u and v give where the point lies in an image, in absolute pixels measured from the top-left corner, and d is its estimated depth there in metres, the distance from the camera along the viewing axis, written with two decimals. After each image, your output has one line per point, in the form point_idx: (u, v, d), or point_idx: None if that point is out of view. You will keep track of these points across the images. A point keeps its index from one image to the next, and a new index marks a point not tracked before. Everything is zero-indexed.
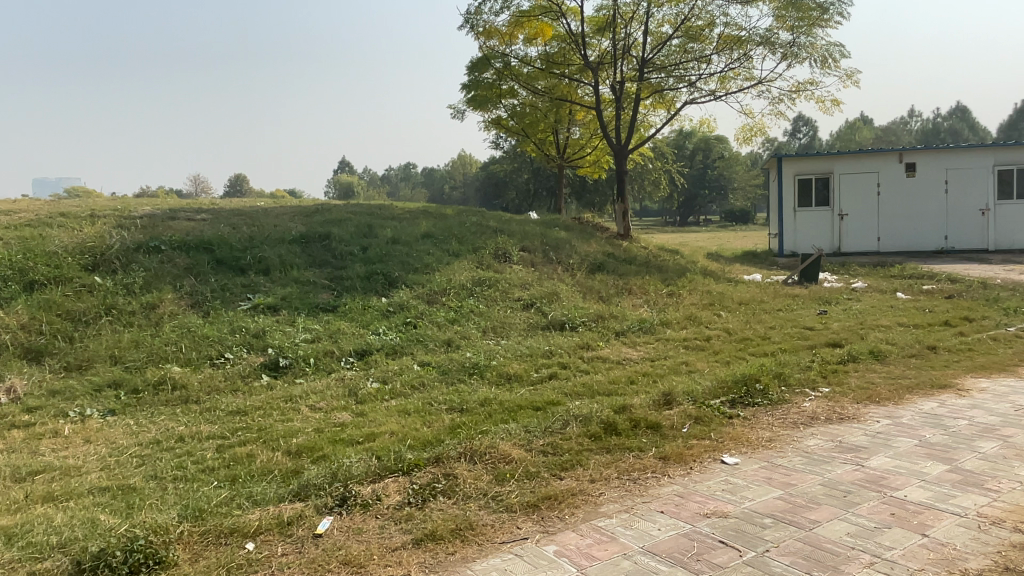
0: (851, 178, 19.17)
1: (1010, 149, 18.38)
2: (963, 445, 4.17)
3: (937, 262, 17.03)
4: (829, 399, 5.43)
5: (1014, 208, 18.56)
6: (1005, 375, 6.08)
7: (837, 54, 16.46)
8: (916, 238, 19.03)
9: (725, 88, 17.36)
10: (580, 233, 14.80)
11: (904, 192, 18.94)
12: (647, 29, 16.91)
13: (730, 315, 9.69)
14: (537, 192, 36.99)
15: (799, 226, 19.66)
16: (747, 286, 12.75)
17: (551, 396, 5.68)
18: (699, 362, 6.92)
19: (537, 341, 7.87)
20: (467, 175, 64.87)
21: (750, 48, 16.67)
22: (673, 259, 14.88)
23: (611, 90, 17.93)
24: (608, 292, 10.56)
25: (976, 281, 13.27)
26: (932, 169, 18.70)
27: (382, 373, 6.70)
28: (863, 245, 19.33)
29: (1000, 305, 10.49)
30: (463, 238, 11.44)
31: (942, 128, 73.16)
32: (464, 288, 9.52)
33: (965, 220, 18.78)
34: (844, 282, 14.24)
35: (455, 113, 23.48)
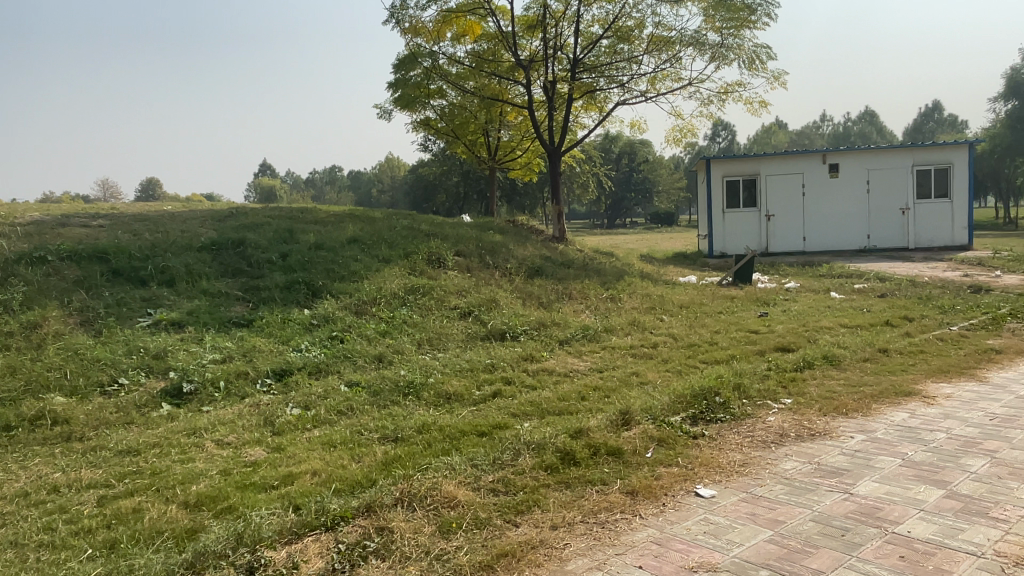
0: (778, 178, 19.42)
1: (928, 150, 18.92)
2: (951, 464, 3.82)
3: (863, 260, 17.39)
4: (795, 412, 5.03)
5: (931, 207, 19.14)
6: (964, 378, 5.88)
7: (764, 56, 16.56)
8: (840, 237, 19.44)
9: (656, 89, 17.18)
10: (515, 236, 14.29)
11: (828, 192, 19.31)
12: (577, 29, 16.55)
13: (675, 319, 9.34)
14: (467, 195, 36.35)
15: (729, 226, 19.80)
16: (686, 289, 12.52)
17: (495, 418, 5.08)
18: (650, 372, 6.46)
19: (476, 354, 7.26)
20: (394, 179, 63.63)
21: (679, 49, 16.57)
22: (610, 262, 14.55)
23: (542, 90, 17.48)
24: (548, 297, 10.06)
25: (904, 280, 13.47)
26: (855, 169, 19.11)
27: (302, 397, 5.94)
28: (791, 245, 19.62)
29: (933, 303, 10.57)
30: (393, 243, 10.72)
31: (852, 133, 76.71)
32: (394, 296, 8.81)
33: (886, 219, 19.27)
34: (778, 283, 14.23)
35: (382, 112, 22.62)
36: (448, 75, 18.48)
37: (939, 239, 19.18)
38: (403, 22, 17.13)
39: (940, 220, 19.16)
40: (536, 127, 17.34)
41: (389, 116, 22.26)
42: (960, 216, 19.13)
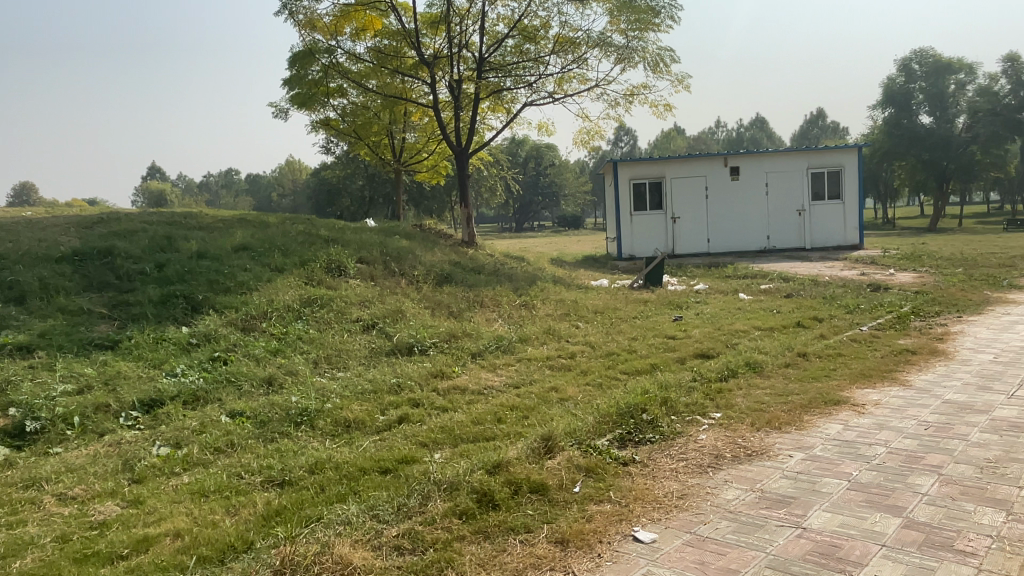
0: (683, 181, 19.65)
1: (821, 153, 19.60)
2: (900, 483, 3.52)
3: (765, 261, 17.79)
4: (727, 428, 4.67)
5: (825, 208, 19.88)
6: (887, 382, 5.74)
7: (668, 58, 16.64)
8: (742, 238, 19.88)
9: (563, 91, 16.93)
10: (423, 242, 13.61)
11: (730, 194, 19.71)
12: (482, 27, 16.03)
13: (590, 325, 8.96)
14: (373, 200, 35.22)
15: (637, 229, 19.87)
16: (598, 293, 12.24)
17: (400, 450, 4.46)
18: (569, 387, 5.99)
19: (380, 372, 6.58)
20: (296, 182, 61.19)
21: (585, 51, 16.40)
22: (521, 267, 14.13)
23: (447, 90, 16.87)
24: (458, 306, 9.47)
25: (806, 280, 13.75)
26: (754, 172, 19.58)
27: (173, 433, 5.09)
28: (696, 246, 19.90)
29: (837, 303, 10.72)
30: (288, 250, 9.83)
31: (745, 138, 80.36)
32: (288, 309, 7.98)
33: (784, 220, 19.85)
34: (687, 285, 14.22)
35: (278, 111, 21.37)
36: (348, 74, 17.58)
37: (833, 239, 19.96)
38: (297, 14, 16.12)
39: (833, 221, 19.94)
40: (442, 128, 16.69)
41: (286, 115, 21.02)
42: (851, 216, 19.97)
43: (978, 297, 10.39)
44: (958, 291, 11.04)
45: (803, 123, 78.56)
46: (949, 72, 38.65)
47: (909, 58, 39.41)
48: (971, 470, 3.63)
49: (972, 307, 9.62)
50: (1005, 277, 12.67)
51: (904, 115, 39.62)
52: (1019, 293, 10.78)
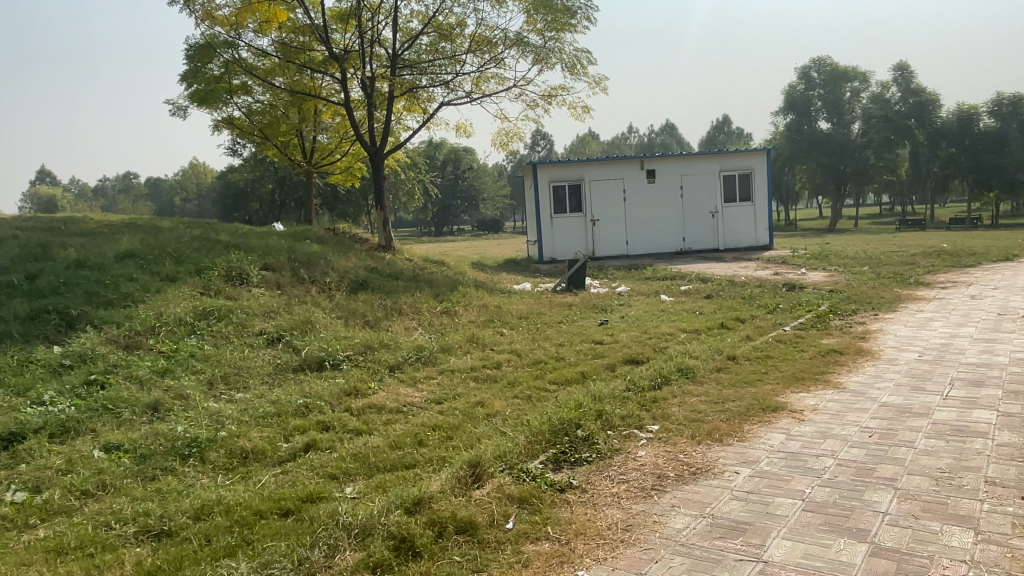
0: (602, 184, 19.61)
1: (733, 156, 19.98)
2: (857, 501, 3.25)
3: (683, 262, 17.95)
4: (667, 443, 4.33)
5: (738, 210, 20.31)
6: (821, 385, 5.58)
7: (585, 60, 16.52)
8: (660, 240, 20.05)
9: (481, 91, 16.53)
10: (336, 247, 12.86)
11: (648, 196, 19.83)
12: (395, 24, 15.43)
13: (514, 332, 8.55)
14: (284, 204, 33.76)
15: (558, 232, 19.67)
16: (522, 297, 11.87)
17: (306, 486, 3.89)
18: (496, 401, 5.54)
19: (286, 392, 5.94)
20: (201, 186, 58.23)
21: (501, 51, 16.05)
22: (441, 272, 13.60)
23: (359, 88, 16.13)
24: (374, 314, 8.86)
25: (724, 280, 13.86)
26: (670, 175, 19.77)
27: (32, 474, 4.31)
28: (615, 249, 19.91)
29: (757, 302, 10.76)
30: (183, 257, 8.95)
31: (657, 143, 82.58)
32: (181, 324, 7.18)
33: (699, 222, 20.15)
34: (610, 287, 14.07)
35: (176, 109, 19.98)
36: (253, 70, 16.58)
37: (745, 240, 20.41)
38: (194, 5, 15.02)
39: (745, 222, 20.40)
40: (355, 128, 15.94)
41: (185, 113, 19.69)
42: (762, 218, 20.50)
43: (889, 295, 10.64)
44: (870, 289, 11.29)
45: (710, 128, 81.37)
46: (844, 81, 40.80)
47: (809, 67, 41.47)
48: (926, 482, 3.41)
49: (885, 305, 9.80)
50: (910, 275, 13.14)
51: (804, 121, 41.57)
52: (925, 291, 11.13)
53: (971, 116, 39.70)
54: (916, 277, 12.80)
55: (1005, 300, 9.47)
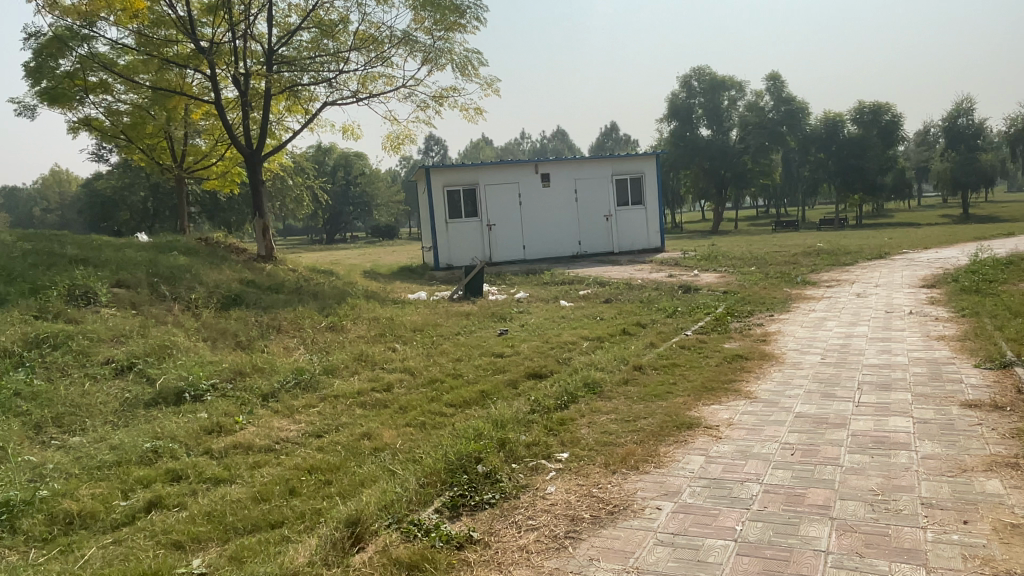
0: (496, 188, 19.19)
1: (624, 160, 20.09)
2: (794, 538, 2.87)
3: (580, 266, 17.82)
4: (578, 473, 3.82)
5: (631, 213, 20.48)
6: (732, 394, 5.27)
7: (476, 62, 16.04)
8: (556, 244, 19.88)
9: (367, 90, 15.71)
10: (208, 258, 11.69)
11: (542, 200, 19.61)
12: (270, 18, 14.39)
13: (406, 348, 7.87)
14: (158, 212, 31.31)
15: (453, 238, 19.07)
16: (415, 308, 11.19)
17: (141, 563, 3.10)
18: (385, 433, 4.88)
19: (133, 435, 5.03)
20: (64, 195, 53.38)
21: (389, 49, 15.35)
22: (328, 283, 12.69)
23: (233, 85, 14.89)
24: (248, 334, 7.94)
25: (622, 283, 13.74)
26: (564, 178, 19.63)
27: None
28: (511, 254, 19.55)
29: (656, 306, 10.60)
30: (15, 276, 7.69)
31: (549, 148, 83.74)
32: (5, 356, 6.04)
33: (594, 225, 20.14)
34: (508, 293, 13.61)
35: (23, 109, 17.86)
36: (111, 66, 14.98)
37: (639, 242, 20.61)
38: None
39: (638, 225, 20.60)
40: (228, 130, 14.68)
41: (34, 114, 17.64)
42: (653, 221, 20.78)
43: (781, 294, 10.75)
44: (762, 289, 11.40)
45: (600, 135, 83.39)
46: (722, 89, 42.45)
47: (689, 75, 42.76)
48: (861, 509, 3.08)
49: (779, 304, 9.86)
50: (795, 274, 13.50)
51: (687, 127, 42.87)
52: (813, 289, 11.36)
53: (836, 123, 42.69)
54: (802, 276, 13.13)
55: (888, 298, 9.73)
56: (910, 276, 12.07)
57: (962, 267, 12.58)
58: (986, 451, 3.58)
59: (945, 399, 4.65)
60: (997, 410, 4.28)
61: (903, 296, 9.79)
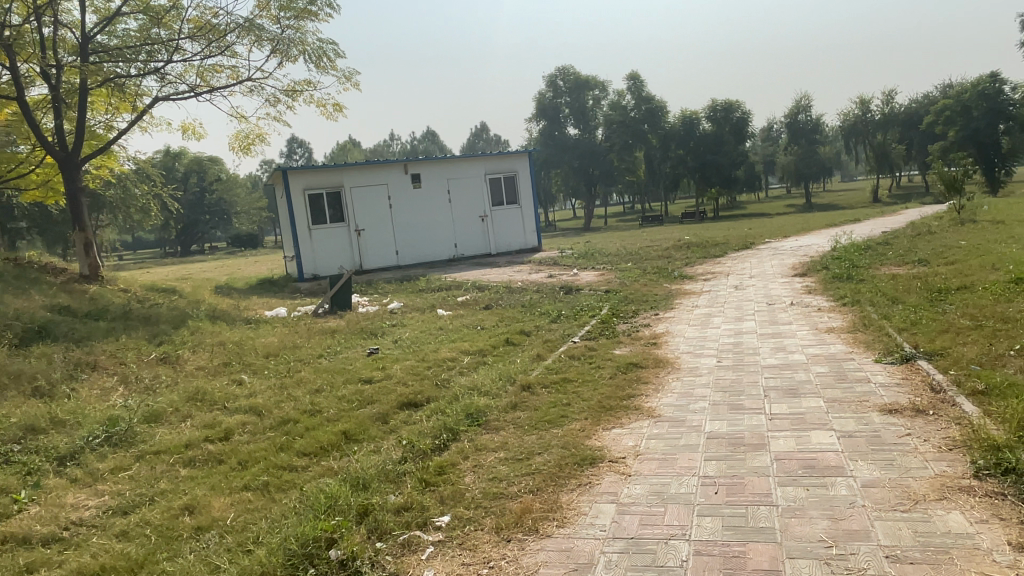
0: (362, 190, 17.95)
1: (495, 158, 19.46)
2: None
3: (455, 269, 16.98)
4: (464, 545, 2.98)
5: (506, 212, 19.88)
6: (633, 413, 4.60)
7: (331, 53, 14.82)
8: (429, 247, 18.91)
9: (208, 84, 14.09)
10: (11, 283, 9.79)
11: (413, 202, 18.59)
12: (82, 2, 12.44)
13: (254, 380, 6.67)
14: None
15: (318, 245, 17.63)
16: (271, 328, 9.89)
17: None
18: (216, 504, 3.81)
19: None
20: None
21: (231, 38, 13.91)
22: (167, 304, 11.06)
23: (41, 78, 12.75)
24: (50, 376, 6.45)
25: (500, 286, 13.01)
26: (434, 178, 18.71)
27: None
28: (383, 260, 18.38)
29: (538, 310, 9.93)
30: None
31: (419, 149, 82.28)
32: None
33: (468, 227, 19.37)
34: (378, 304, 12.52)
35: None
36: None
37: (515, 243, 20.09)
38: None
39: (513, 225, 20.06)
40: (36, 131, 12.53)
41: None
42: (529, 220, 20.32)
43: (662, 291, 10.42)
44: (642, 286, 11.06)
45: (470, 135, 82.92)
46: (587, 88, 43.05)
47: (553, 74, 43.01)
48: (818, 572, 2.45)
49: (662, 302, 9.48)
50: (672, 268, 13.35)
51: (555, 126, 43.20)
52: (692, 283, 11.15)
53: (692, 120, 44.72)
54: (679, 271, 12.99)
55: (767, 289, 9.60)
56: (781, 265, 12.19)
57: (826, 254, 12.91)
58: (929, 472, 3.17)
59: (861, 404, 4.22)
60: (920, 416, 3.90)
61: (780, 286, 9.70)
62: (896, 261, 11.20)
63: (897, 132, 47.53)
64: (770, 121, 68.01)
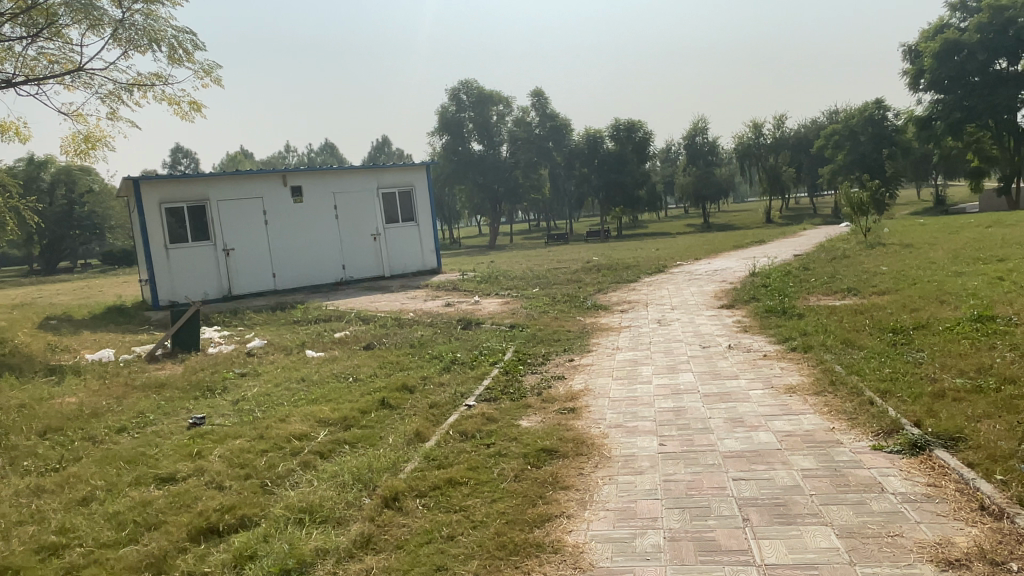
0: (232, 205, 15.65)
1: (389, 171, 17.58)
2: None
3: (341, 296, 14.96)
4: None
5: (402, 231, 18.00)
6: (551, 559, 2.93)
7: (189, 44, 12.78)
8: (312, 269, 16.73)
9: (30, 75, 11.59)
10: None
11: (294, 218, 16.39)
12: None
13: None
14: None
15: (178, 268, 15.12)
16: (79, 385, 7.58)
17: None
18: None
19: None
20: None
21: (60, 19, 11.51)
22: None
23: None
24: None
25: (388, 318, 11.11)
26: (317, 193, 16.65)
27: None
28: (257, 284, 16.04)
29: (430, 352, 8.14)
30: None
31: (318, 163, 78.67)
32: None
33: (358, 248, 17.34)
34: (237, 343, 10.33)
35: None
36: None
37: (411, 264, 18.22)
38: None
39: (410, 244, 18.18)
40: None
41: None
42: (427, 239, 18.50)
43: (576, 326, 8.88)
44: (552, 320, 9.47)
45: (372, 150, 80.14)
46: (491, 103, 41.03)
47: (456, 87, 40.84)
48: None
49: (576, 341, 7.92)
50: (584, 296, 11.89)
51: (459, 142, 41.12)
52: (608, 316, 9.69)
53: (596, 139, 44.38)
54: (592, 299, 11.55)
55: (695, 325, 8.24)
56: (701, 293, 10.97)
57: (747, 280, 11.82)
58: None
59: (896, 545, 2.74)
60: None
61: (709, 321, 8.36)
62: (825, 291, 10.16)
63: (788, 154, 49.21)
64: (669, 142, 69.27)
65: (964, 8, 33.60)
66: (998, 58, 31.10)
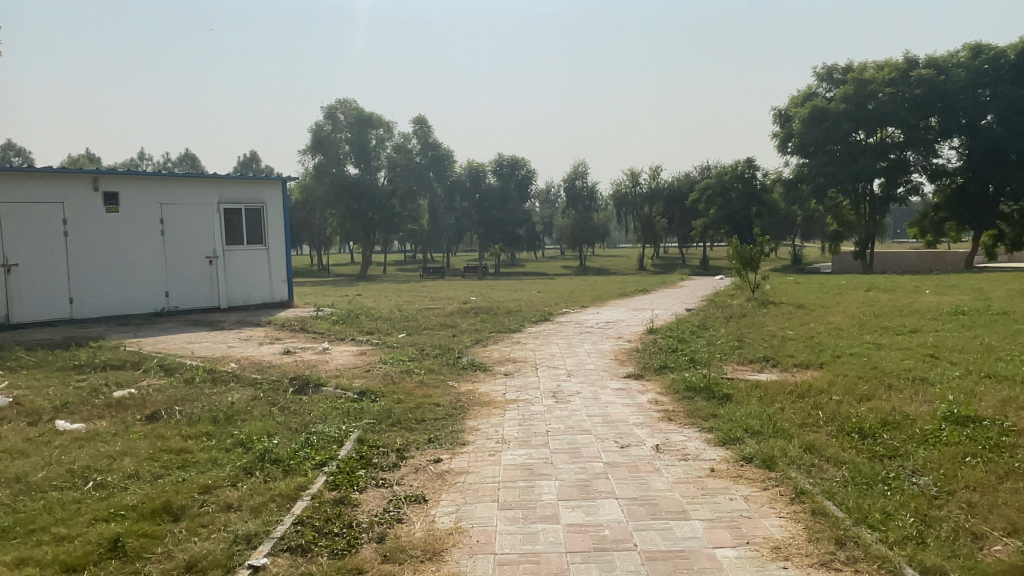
0: (19, 209, 12.26)
1: (235, 184, 14.82)
2: None
3: (155, 330, 11.97)
4: None
5: (246, 256, 15.20)
6: None
7: None
8: (126, 295, 13.53)
9: None
10: None
11: (105, 232, 13.21)
12: None
13: None
14: None
15: None
16: None
17: None
18: None
19: None
20: None
21: None
22: None
23: None
24: None
25: (202, 368, 8.44)
26: (140, 203, 13.60)
27: None
28: (47, 311, 12.65)
29: (235, 432, 5.69)
30: None
31: None
32: None
33: (188, 272, 14.34)
34: None
35: None
36: None
37: (255, 295, 15.38)
38: None
39: (255, 271, 15.37)
40: None
41: None
42: (278, 267, 15.78)
43: (447, 397, 6.75)
44: (417, 386, 7.28)
45: (238, 166, 74.52)
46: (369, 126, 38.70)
47: (333, 106, 38.26)
48: None
49: (447, 424, 5.78)
50: (458, 350, 9.80)
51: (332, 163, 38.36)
52: (489, 382, 7.65)
53: (477, 174, 42.98)
54: (468, 355, 9.47)
55: (601, 403, 6.36)
56: (598, 354, 9.21)
57: (648, 340, 10.24)
58: None
59: None
60: None
61: (619, 400, 6.48)
62: (740, 359, 8.68)
63: (661, 207, 49.58)
64: (549, 184, 69.20)
65: (829, 80, 35.66)
66: (858, 129, 32.71)
